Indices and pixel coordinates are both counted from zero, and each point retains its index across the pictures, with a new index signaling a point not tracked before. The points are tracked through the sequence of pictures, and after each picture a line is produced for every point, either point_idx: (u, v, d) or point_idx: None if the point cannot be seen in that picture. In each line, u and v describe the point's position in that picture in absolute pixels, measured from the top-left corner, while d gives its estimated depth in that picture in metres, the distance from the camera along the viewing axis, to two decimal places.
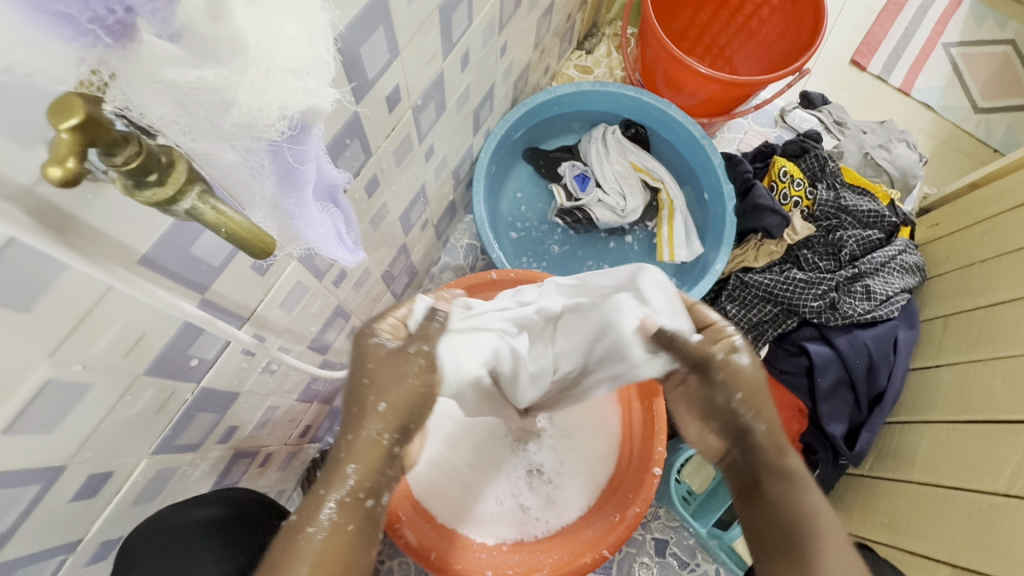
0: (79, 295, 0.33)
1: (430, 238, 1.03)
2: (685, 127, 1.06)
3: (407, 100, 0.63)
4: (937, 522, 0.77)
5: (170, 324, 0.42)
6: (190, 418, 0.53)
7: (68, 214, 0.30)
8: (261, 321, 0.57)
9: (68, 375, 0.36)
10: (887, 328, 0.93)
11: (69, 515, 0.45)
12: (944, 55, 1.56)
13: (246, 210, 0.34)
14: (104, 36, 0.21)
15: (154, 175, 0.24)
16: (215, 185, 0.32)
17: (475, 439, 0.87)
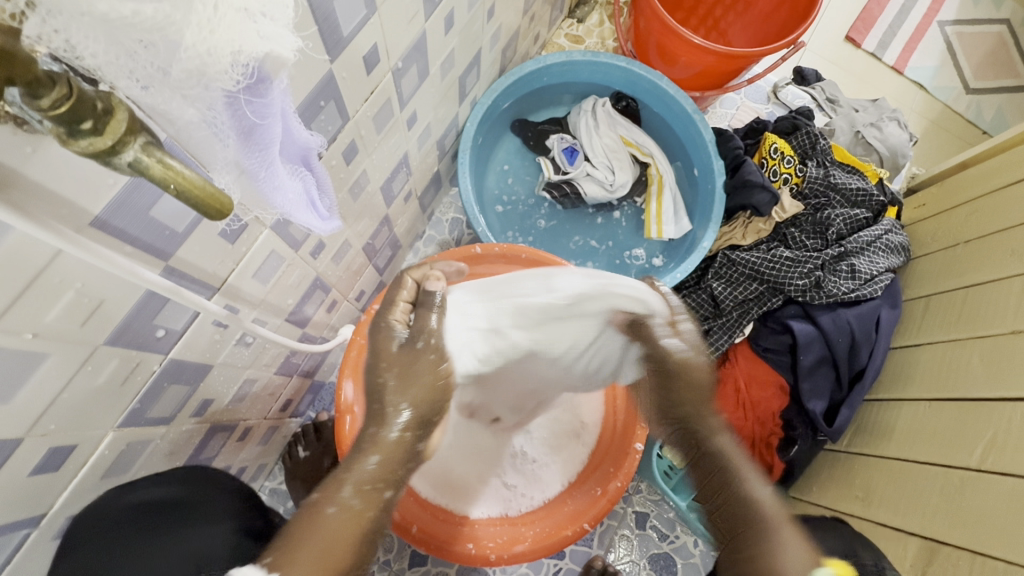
0: (24, 256, 0.31)
1: (414, 210, 1.01)
2: (677, 100, 1.04)
3: (386, 62, 0.60)
4: (910, 496, 0.78)
5: (131, 292, 0.40)
6: (160, 390, 0.52)
7: (4, 166, 0.27)
8: (234, 292, 0.55)
9: (18, 344, 0.34)
10: (870, 308, 0.93)
11: (31, 490, 0.43)
12: (939, 34, 1.54)
13: (209, 171, 0.33)
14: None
15: (89, 123, 0.22)
16: (173, 141, 0.31)
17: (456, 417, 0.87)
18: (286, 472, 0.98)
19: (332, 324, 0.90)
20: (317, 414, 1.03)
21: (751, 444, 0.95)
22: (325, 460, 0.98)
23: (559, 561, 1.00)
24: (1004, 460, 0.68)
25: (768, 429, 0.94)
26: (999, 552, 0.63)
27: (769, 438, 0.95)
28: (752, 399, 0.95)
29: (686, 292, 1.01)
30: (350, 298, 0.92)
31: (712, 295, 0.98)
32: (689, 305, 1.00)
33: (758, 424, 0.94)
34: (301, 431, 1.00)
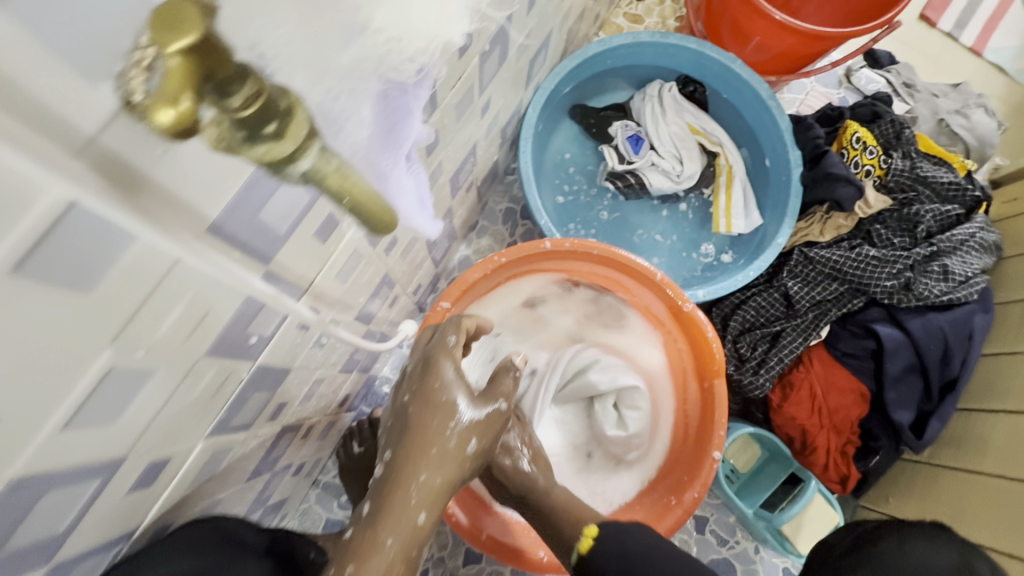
0: (145, 270, 0.27)
1: (473, 201, 0.96)
2: (750, 85, 0.97)
3: (476, 45, 0.55)
4: (1013, 518, 0.73)
5: (235, 298, 0.37)
6: (246, 396, 0.49)
7: (136, 170, 0.23)
8: (319, 293, 0.52)
9: (131, 363, 0.30)
10: (965, 312, 0.86)
11: (129, 508, 0.40)
12: (1022, 12, 1.43)
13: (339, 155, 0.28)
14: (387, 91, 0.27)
15: (274, 125, 0.22)
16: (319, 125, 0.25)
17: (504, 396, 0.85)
18: (341, 467, 0.96)
19: (392, 320, 0.87)
20: (368, 409, 1.01)
21: (827, 454, 0.90)
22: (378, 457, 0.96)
23: None
24: None
25: (845, 438, 0.90)
26: None
27: (845, 446, 0.90)
28: (830, 406, 0.89)
29: (758, 292, 0.96)
30: (408, 293, 0.88)
31: (786, 294, 0.93)
32: (759, 305, 0.95)
33: (835, 432, 0.90)
34: (356, 427, 0.98)
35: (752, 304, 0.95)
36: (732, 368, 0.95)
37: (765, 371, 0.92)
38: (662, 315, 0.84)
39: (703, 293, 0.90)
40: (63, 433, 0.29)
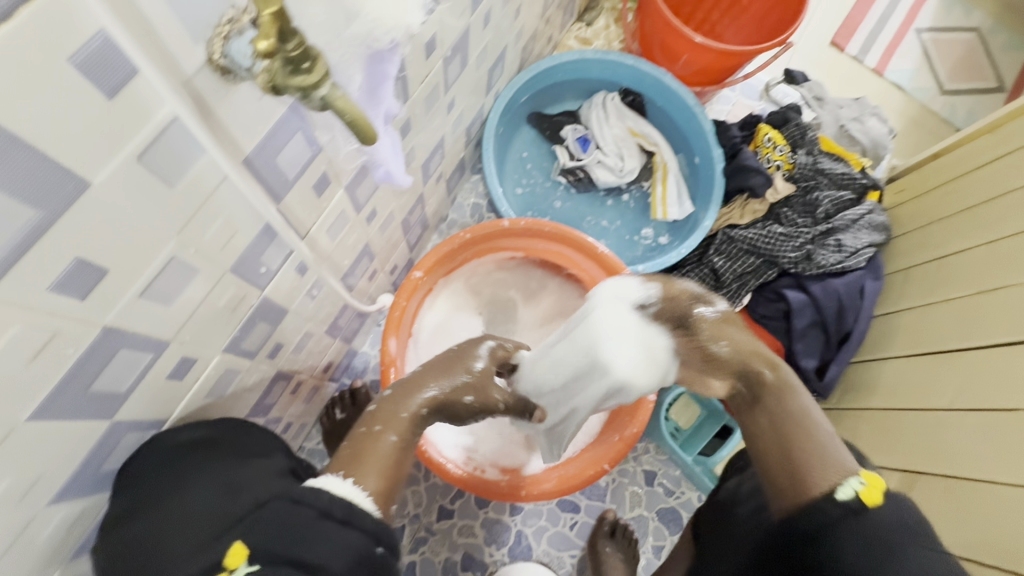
0: (205, 181, 0.40)
1: (442, 192, 1.10)
2: (679, 95, 1.15)
3: (439, 50, 0.69)
4: (893, 440, 0.89)
5: (255, 224, 0.49)
6: (253, 323, 0.60)
7: (208, 106, 0.36)
8: (311, 243, 0.64)
9: (186, 256, 0.43)
10: (855, 277, 1.04)
11: (164, 394, 0.51)
12: (915, 40, 1.67)
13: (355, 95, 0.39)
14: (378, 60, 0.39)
15: (307, 64, 0.31)
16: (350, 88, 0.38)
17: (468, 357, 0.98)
18: (325, 431, 1.06)
19: (371, 293, 0.99)
20: (350, 380, 1.11)
21: None
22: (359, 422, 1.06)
23: (575, 514, 1.10)
24: (972, 399, 0.79)
25: None
26: (976, 474, 0.74)
27: None
28: None
29: (690, 268, 1.11)
30: (386, 270, 1.01)
31: (713, 269, 1.08)
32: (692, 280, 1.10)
33: None
34: (339, 395, 1.08)
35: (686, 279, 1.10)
36: None
37: None
38: None
39: (643, 268, 1.05)
40: (137, 300, 0.40)
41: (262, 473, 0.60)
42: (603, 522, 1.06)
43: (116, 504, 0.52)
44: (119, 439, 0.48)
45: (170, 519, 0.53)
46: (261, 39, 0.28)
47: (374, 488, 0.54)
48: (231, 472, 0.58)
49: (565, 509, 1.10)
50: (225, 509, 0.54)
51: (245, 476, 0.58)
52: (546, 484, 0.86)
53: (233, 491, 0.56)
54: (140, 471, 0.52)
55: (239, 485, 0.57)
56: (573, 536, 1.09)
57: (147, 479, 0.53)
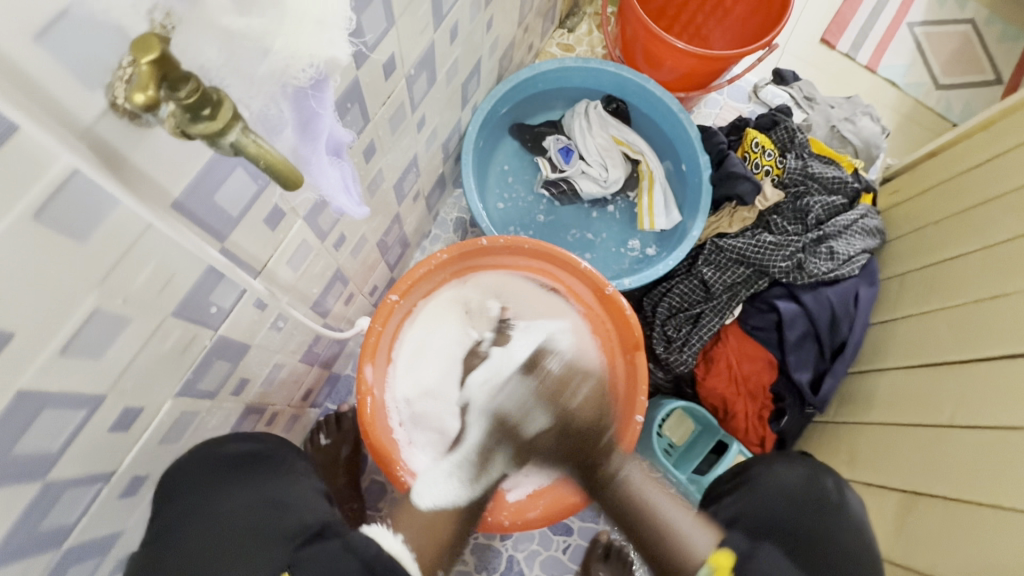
0: (127, 229, 0.37)
1: (422, 209, 1.07)
2: (663, 101, 1.12)
3: (401, 70, 0.67)
4: (892, 457, 0.85)
5: (196, 267, 0.46)
6: (209, 364, 0.58)
7: (119, 153, 0.34)
8: (271, 276, 0.61)
9: (112, 307, 0.40)
10: (849, 285, 1.01)
11: (107, 446, 0.48)
12: (908, 34, 1.63)
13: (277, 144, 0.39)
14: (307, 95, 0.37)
15: (208, 110, 0.28)
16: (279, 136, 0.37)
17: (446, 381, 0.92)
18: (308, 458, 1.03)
19: (349, 316, 0.97)
20: (334, 405, 1.08)
21: (745, 417, 1.02)
22: (343, 448, 1.03)
23: (568, 537, 1.06)
24: (973, 415, 0.76)
25: (760, 403, 1.02)
26: (977, 496, 0.70)
27: (761, 411, 1.02)
28: (744, 373, 1.02)
29: (679, 279, 1.08)
30: (365, 292, 0.98)
31: (703, 280, 1.05)
32: (682, 291, 1.07)
33: (750, 398, 1.02)
34: (322, 421, 1.05)
35: (676, 290, 1.07)
36: (661, 347, 1.06)
37: (688, 348, 1.03)
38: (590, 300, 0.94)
39: (629, 281, 1.01)
40: (57, 358, 0.38)
41: (304, 491, 0.69)
42: (597, 545, 1.03)
43: (157, 518, 0.59)
44: (57, 497, 0.46)
45: (210, 526, 0.62)
46: (137, 91, 0.27)
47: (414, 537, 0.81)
48: (278, 489, 0.67)
49: (557, 531, 1.07)
50: (273, 527, 0.64)
51: (289, 495, 0.67)
52: (529, 513, 0.82)
53: (279, 508, 0.66)
54: (188, 483, 0.60)
55: (284, 503, 0.66)
56: (566, 560, 1.05)
57: (192, 491, 0.61)
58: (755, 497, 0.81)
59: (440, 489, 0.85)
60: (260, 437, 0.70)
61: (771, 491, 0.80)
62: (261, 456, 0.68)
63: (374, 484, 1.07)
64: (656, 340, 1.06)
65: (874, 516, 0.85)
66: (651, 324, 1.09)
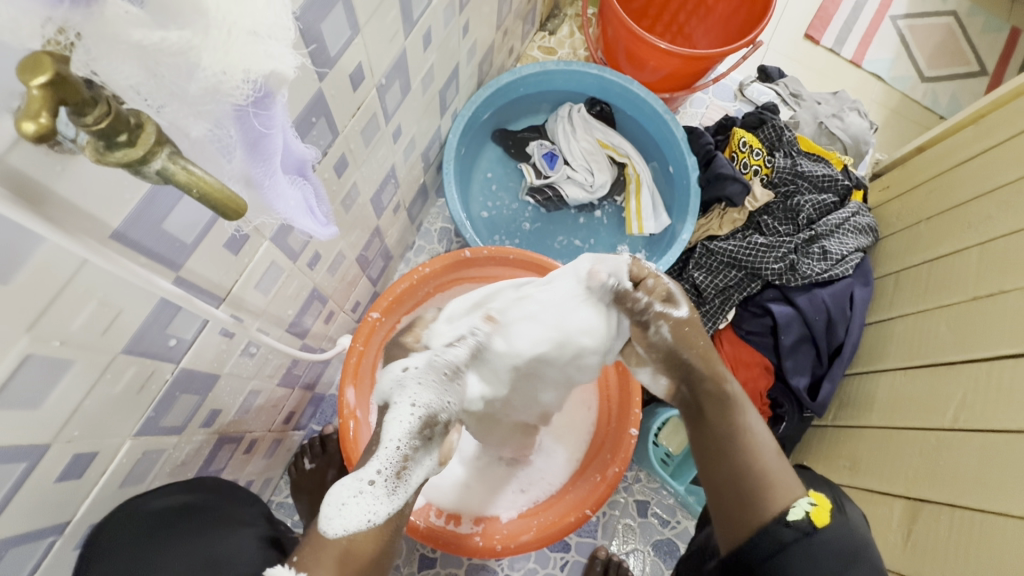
0: (58, 267, 0.34)
1: (403, 221, 1.04)
2: (648, 102, 1.09)
3: (370, 80, 0.64)
4: (894, 463, 0.83)
5: (147, 301, 0.43)
6: (172, 399, 0.54)
7: (39, 184, 0.30)
8: (237, 302, 0.57)
9: (48, 351, 0.36)
10: (844, 285, 0.98)
11: (57, 497, 0.45)
12: (892, 27, 1.62)
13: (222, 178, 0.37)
14: (250, 109, 0.32)
15: (124, 136, 0.25)
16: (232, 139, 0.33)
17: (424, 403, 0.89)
18: (292, 483, 0.99)
19: (331, 335, 0.93)
20: (319, 426, 1.05)
21: None
22: (329, 472, 0.99)
23: (566, 554, 1.03)
24: (976, 417, 0.73)
25: (757, 409, 0.99)
26: (985, 503, 0.68)
27: (759, 418, 0.99)
28: (740, 380, 0.99)
29: None
30: (346, 309, 0.94)
31: (695, 284, 1.03)
32: None
33: (748, 405, 0.99)
34: (307, 444, 1.01)
35: None
36: None
37: None
38: None
39: None
40: None
41: (247, 545, 0.63)
42: (595, 562, 0.99)
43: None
44: (1, 556, 0.42)
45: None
46: (26, 120, 0.23)
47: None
48: (214, 545, 0.61)
49: (554, 549, 1.03)
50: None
51: (229, 550, 0.62)
52: (524, 538, 0.78)
53: (215, 567, 0.60)
54: (123, 539, 0.54)
55: (223, 561, 0.60)
56: None
57: (129, 547, 0.55)
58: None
59: (347, 511, 0.52)
60: (195, 487, 0.64)
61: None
62: (201, 505, 0.63)
63: None
64: None
65: (878, 525, 0.83)
66: None
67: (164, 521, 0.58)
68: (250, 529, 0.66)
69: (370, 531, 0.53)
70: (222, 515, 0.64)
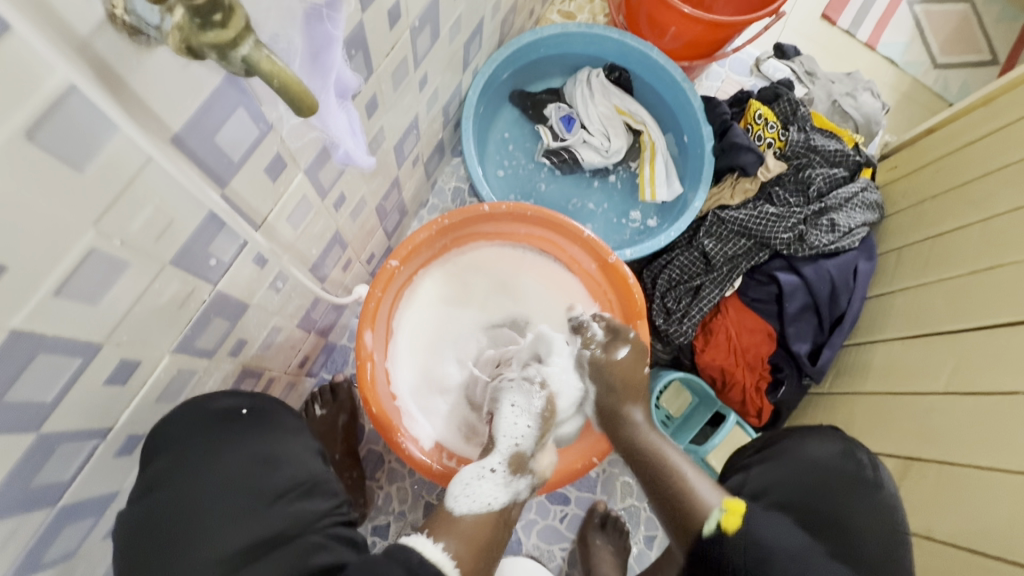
0: (124, 162, 0.35)
1: (420, 176, 1.05)
2: (666, 70, 1.10)
3: (405, 19, 0.64)
4: (888, 426, 0.87)
5: (196, 213, 0.44)
6: (207, 321, 0.55)
7: (115, 74, 0.31)
8: (271, 232, 0.58)
9: (109, 249, 0.38)
10: (849, 258, 1.01)
11: (103, 400, 0.47)
12: (908, 12, 1.62)
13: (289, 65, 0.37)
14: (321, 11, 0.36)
15: (219, 16, 0.26)
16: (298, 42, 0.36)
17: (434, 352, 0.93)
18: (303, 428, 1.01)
19: (347, 284, 0.94)
20: (330, 374, 1.07)
21: (743, 389, 1.02)
22: (340, 418, 1.01)
23: (565, 506, 1.07)
24: (969, 381, 0.77)
25: (758, 374, 1.02)
26: (976, 458, 0.71)
27: (759, 382, 1.02)
28: (743, 345, 1.02)
29: (680, 251, 1.07)
30: (362, 259, 0.96)
31: (704, 252, 1.05)
32: (682, 264, 1.06)
33: (749, 369, 1.02)
34: (318, 391, 1.03)
35: (676, 262, 1.06)
36: (660, 319, 1.06)
37: (688, 320, 1.03)
38: (594, 270, 0.93)
39: (630, 252, 1.00)
40: (51, 300, 0.36)
41: (299, 450, 0.66)
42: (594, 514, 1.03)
43: (148, 471, 0.56)
44: (52, 452, 0.44)
45: (211, 481, 0.59)
46: None
47: (459, 553, 0.61)
48: (266, 445, 0.63)
49: (554, 501, 1.07)
50: (263, 483, 0.61)
51: (283, 451, 0.64)
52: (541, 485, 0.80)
53: (271, 465, 0.63)
54: (180, 435, 0.57)
55: (277, 459, 0.63)
56: (564, 529, 1.06)
57: (186, 442, 0.57)
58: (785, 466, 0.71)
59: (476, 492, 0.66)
60: (247, 393, 0.65)
61: (804, 461, 0.71)
62: (251, 412, 0.64)
63: (372, 454, 1.06)
64: (656, 311, 1.07)
65: None
66: (651, 296, 1.09)
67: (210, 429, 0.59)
68: (302, 437, 0.67)
69: (490, 515, 0.66)
70: (273, 424, 0.65)
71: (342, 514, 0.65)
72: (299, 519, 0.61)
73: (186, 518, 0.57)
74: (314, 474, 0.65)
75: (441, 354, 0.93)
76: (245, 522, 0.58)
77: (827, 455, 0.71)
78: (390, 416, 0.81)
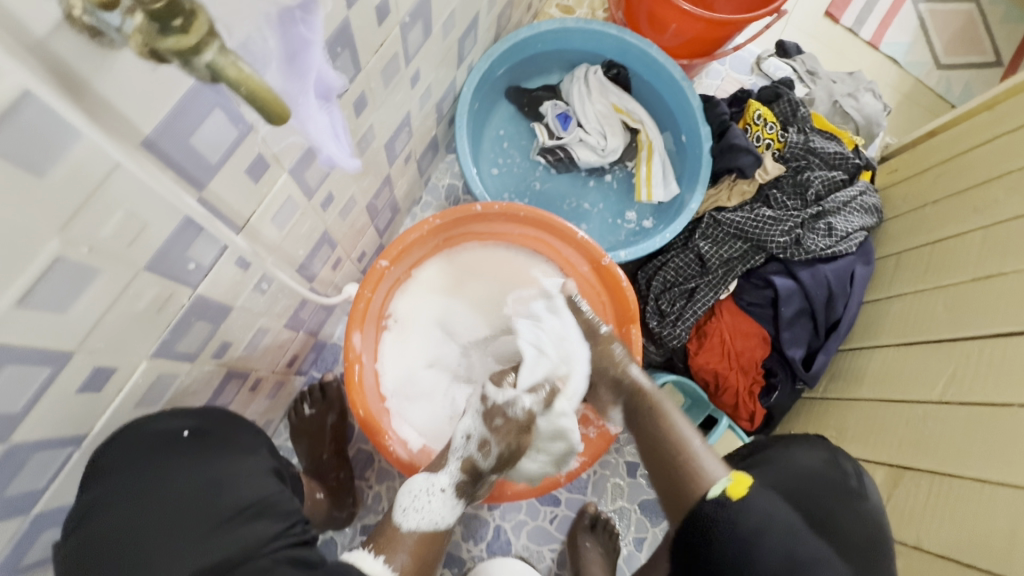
0: (89, 167, 0.34)
1: (413, 173, 1.03)
2: (666, 68, 1.08)
3: (395, 16, 0.62)
4: (881, 433, 0.87)
5: (172, 217, 0.43)
6: (188, 324, 0.54)
7: (78, 76, 0.30)
8: (254, 234, 0.56)
9: (77, 257, 0.37)
10: (846, 262, 1.00)
11: (76, 407, 0.46)
12: (913, 11, 1.60)
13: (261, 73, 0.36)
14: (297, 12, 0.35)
15: (179, 20, 0.25)
16: (272, 43, 0.35)
17: (425, 352, 0.92)
18: (291, 426, 1.00)
19: (337, 283, 0.93)
20: (320, 373, 1.06)
21: (736, 394, 1.01)
22: (329, 417, 1.00)
23: (555, 508, 1.06)
24: (964, 391, 0.76)
25: (751, 378, 1.01)
26: (972, 471, 0.71)
27: (752, 386, 1.02)
28: (737, 349, 1.01)
29: (674, 253, 1.06)
30: (353, 258, 0.94)
31: (699, 254, 1.04)
32: (677, 266, 1.05)
33: (742, 373, 1.01)
34: (307, 390, 1.02)
35: (671, 264, 1.05)
36: (654, 321, 1.05)
37: (682, 323, 1.02)
38: (587, 271, 0.92)
39: (624, 253, 0.99)
40: (16, 310, 0.35)
41: (254, 468, 0.62)
42: (584, 516, 1.02)
43: (89, 493, 0.53)
44: (23, 460, 0.44)
45: (159, 505, 0.55)
46: None
47: (404, 565, 0.70)
48: (215, 465, 0.60)
49: (544, 502, 1.07)
50: (208, 504, 0.57)
51: (233, 471, 0.60)
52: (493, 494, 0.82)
53: (219, 486, 0.59)
54: (126, 458, 0.54)
55: (223, 482, 0.59)
56: (553, 530, 1.05)
57: (131, 464, 0.54)
58: (770, 476, 0.67)
59: (425, 510, 0.73)
60: (198, 411, 0.62)
61: (795, 473, 0.67)
62: (206, 429, 0.62)
63: (362, 453, 1.05)
64: (649, 313, 1.06)
65: None
66: (645, 297, 1.08)
67: (164, 448, 0.57)
68: (258, 454, 0.64)
69: (434, 533, 0.74)
70: (228, 440, 0.63)
71: (297, 535, 0.60)
72: (246, 542, 0.56)
73: (125, 540, 0.53)
74: (265, 495, 0.60)
75: (432, 353, 0.92)
76: (190, 548, 0.54)
77: (810, 468, 0.68)
78: (377, 418, 0.79)
